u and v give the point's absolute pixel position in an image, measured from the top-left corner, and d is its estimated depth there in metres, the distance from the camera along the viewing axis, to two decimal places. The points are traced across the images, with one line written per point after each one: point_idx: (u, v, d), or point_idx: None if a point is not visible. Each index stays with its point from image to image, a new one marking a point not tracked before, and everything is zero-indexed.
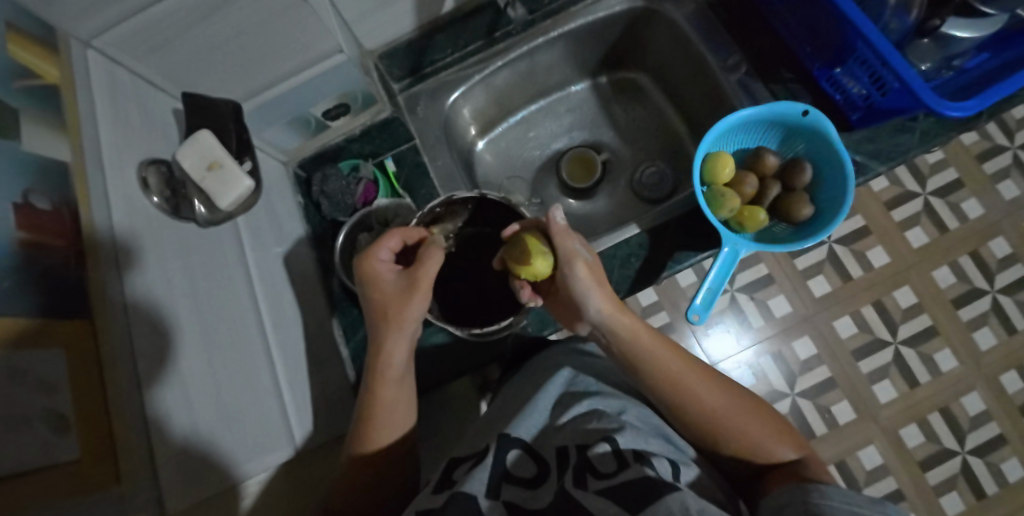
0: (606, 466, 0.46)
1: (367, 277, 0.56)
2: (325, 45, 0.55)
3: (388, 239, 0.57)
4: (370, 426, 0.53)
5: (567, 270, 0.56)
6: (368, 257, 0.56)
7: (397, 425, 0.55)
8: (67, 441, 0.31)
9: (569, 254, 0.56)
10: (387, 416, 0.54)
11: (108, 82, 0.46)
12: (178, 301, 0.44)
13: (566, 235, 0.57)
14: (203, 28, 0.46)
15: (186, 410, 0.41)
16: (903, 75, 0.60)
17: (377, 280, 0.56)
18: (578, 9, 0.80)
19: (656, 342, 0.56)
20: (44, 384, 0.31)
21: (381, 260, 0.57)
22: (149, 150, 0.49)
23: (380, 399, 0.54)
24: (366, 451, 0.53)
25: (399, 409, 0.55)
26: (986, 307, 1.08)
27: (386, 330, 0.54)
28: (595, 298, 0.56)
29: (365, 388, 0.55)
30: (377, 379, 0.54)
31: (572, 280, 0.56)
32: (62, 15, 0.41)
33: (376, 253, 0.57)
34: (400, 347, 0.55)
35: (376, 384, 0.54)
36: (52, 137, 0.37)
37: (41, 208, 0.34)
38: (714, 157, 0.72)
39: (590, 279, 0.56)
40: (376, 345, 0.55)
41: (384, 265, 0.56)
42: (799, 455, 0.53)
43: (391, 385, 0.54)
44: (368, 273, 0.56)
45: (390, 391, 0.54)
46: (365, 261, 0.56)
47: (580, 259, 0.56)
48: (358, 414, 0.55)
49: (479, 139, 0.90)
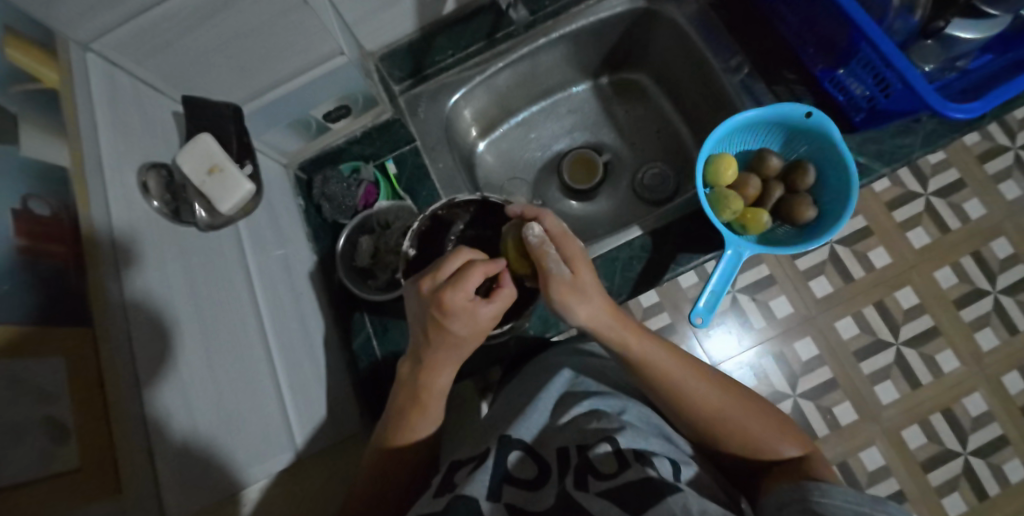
0: (607, 466, 0.45)
1: (445, 312, 0.49)
2: (326, 47, 0.54)
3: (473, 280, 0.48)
4: (409, 429, 0.55)
5: (545, 292, 0.52)
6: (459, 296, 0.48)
7: (429, 432, 0.56)
8: (67, 450, 0.30)
9: (545, 275, 0.51)
10: (425, 424, 0.56)
11: (107, 85, 0.45)
12: (177, 305, 0.44)
13: (541, 248, 0.52)
14: (203, 31, 0.46)
15: (187, 414, 0.41)
16: (907, 75, 0.60)
17: (460, 316, 0.49)
18: (580, 10, 0.79)
19: (652, 345, 0.55)
20: (42, 391, 0.30)
21: (468, 297, 0.49)
22: (148, 153, 0.48)
23: (426, 410, 0.55)
24: (393, 448, 0.55)
25: (433, 418, 0.57)
26: (988, 308, 1.08)
27: (447, 356, 0.53)
28: (577, 314, 0.53)
29: (412, 400, 0.55)
30: (426, 396, 0.55)
31: (552, 297, 0.52)
32: (60, 18, 0.40)
33: (463, 290, 0.48)
34: (450, 370, 0.55)
35: (425, 400, 0.55)
36: (51, 141, 0.37)
37: (40, 213, 0.33)
38: (717, 158, 0.71)
39: (573, 299, 0.52)
40: (432, 366, 0.54)
41: (470, 302, 0.49)
42: (802, 453, 0.53)
43: (435, 401, 0.56)
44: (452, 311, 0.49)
45: (435, 407, 0.56)
46: (451, 297, 0.48)
47: (556, 276, 0.51)
48: (390, 414, 0.57)
49: (479, 140, 0.89)
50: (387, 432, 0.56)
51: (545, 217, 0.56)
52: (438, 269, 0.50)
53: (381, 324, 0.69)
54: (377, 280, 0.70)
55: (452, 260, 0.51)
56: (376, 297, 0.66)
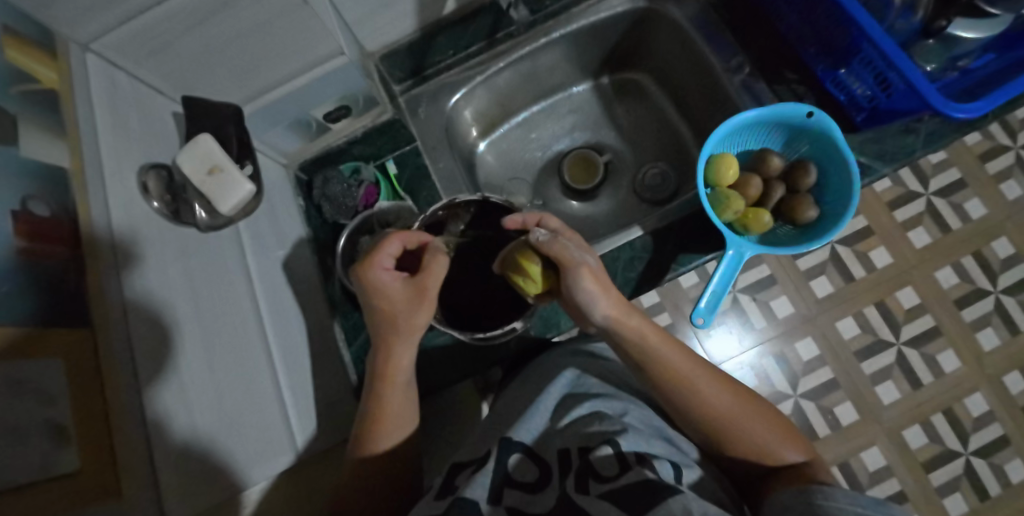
0: (608, 469, 0.45)
1: (368, 286, 0.54)
2: (326, 47, 0.54)
3: (390, 246, 0.54)
4: (376, 430, 0.54)
5: (573, 282, 0.54)
6: (372, 267, 0.54)
7: (400, 430, 0.55)
8: (66, 452, 0.30)
9: (571, 265, 0.54)
10: (394, 422, 0.55)
11: (107, 86, 0.45)
12: (177, 306, 0.44)
13: (558, 243, 0.54)
14: (203, 31, 0.46)
15: (187, 417, 0.41)
16: (909, 75, 0.59)
17: (381, 288, 0.54)
18: (580, 10, 0.79)
19: (661, 342, 0.55)
20: (42, 393, 0.30)
21: (385, 268, 0.54)
22: (148, 155, 0.48)
23: (386, 404, 0.54)
24: (370, 452, 0.54)
25: (402, 413, 0.55)
26: (989, 308, 1.08)
27: (392, 336, 0.55)
28: (600, 303, 0.55)
29: (371, 393, 0.55)
30: (383, 386, 0.55)
31: (575, 289, 0.54)
32: (60, 18, 0.40)
33: (379, 261, 0.54)
34: (406, 351, 0.55)
35: (382, 390, 0.55)
36: (50, 142, 0.36)
37: (39, 214, 0.33)
38: (718, 158, 0.71)
39: (597, 286, 0.54)
40: (382, 349, 0.55)
41: (388, 273, 0.54)
42: (805, 458, 0.53)
43: (394, 391, 0.55)
44: (372, 284, 0.54)
45: (397, 398, 0.55)
46: (370, 269, 0.54)
47: (582, 265, 0.54)
48: (361, 416, 0.56)
49: (480, 140, 0.89)
50: (359, 434, 0.55)
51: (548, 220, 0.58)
52: (368, 252, 0.57)
53: None
54: None
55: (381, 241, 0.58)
56: None
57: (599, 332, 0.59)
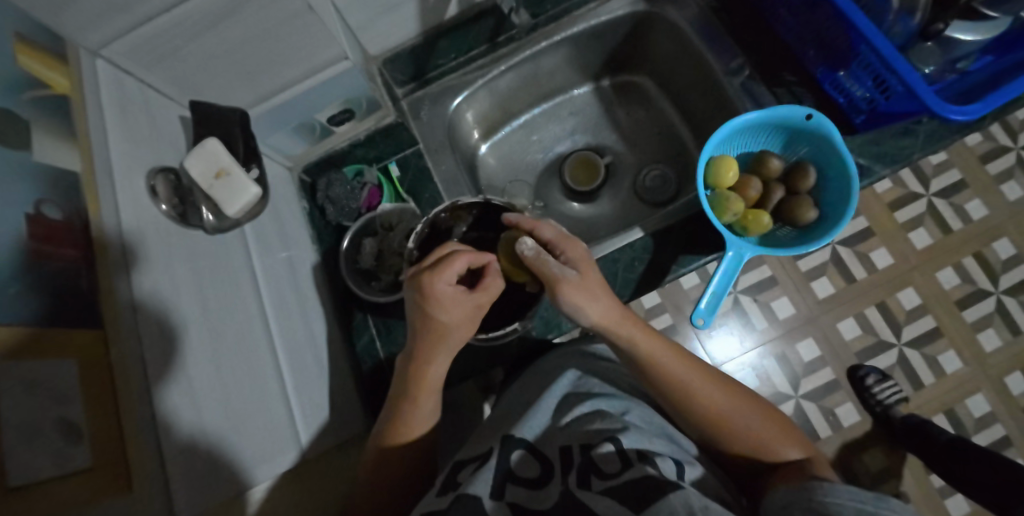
0: (610, 465, 0.46)
1: (426, 296, 0.51)
2: (331, 52, 0.55)
3: (458, 262, 0.50)
4: (407, 430, 0.55)
5: (554, 295, 0.54)
6: (437, 279, 0.50)
7: (425, 429, 0.56)
8: (79, 450, 0.31)
9: (551, 280, 0.53)
10: (420, 422, 0.56)
11: (116, 90, 0.46)
12: (186, 308, 0.45)
13: (537, 259, 0.53)
14: (210, 37, 0.47)
15: (195, 416, 0.42)
16: (907, 78, 0.60)
17: (439, 302, 0.51)
18: (581, 13, 0.80)
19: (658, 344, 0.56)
20: (54, 392, 0.31)
21: (448, 284, 0.51)
22: (157, 158, 0.49)
23: (420, 405, 0.55)
24: (392, 448, 0.55)
25: (429, 414, 0.56)
26: (991, 308, 1.08)
27: (434, 347, 0.53)
28: (585, 314, 0.55)
29: (405, 393, 0.55)
30: (417, 390, 0.55)
31: (562, 301, 0.54)
32: (72, 25, 0.41)
33: (445, 276, 0.50)
34: (443, 362, 0.55)
35: (418, 393, 0.55)
36: (62, 146, 0.37)
37: (51, 217, 0.34)
38: (718, 161, 0.72)
39: (581, 298, 0.54)
40: (421, 358, 0.54)
41: (450, 288, 0.51)
42: (805, 455, 0.53)
43: (428, 394, 0.55)
44: (431, 296, 0.51)
45: (429, 402, 0.56)
46: (432, 281, 0.50)
47: (563, 282, 0.53)
48: (388, 413, 0.57)
49: (482, 143, 0.90)
50: (385, 430, 0.56)
51: (540, 228, 0.57)
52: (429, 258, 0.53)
53: (384, 326, 0.69)
54: (382, 282, 0.70)
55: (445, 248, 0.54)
56: (381, 299, 0.67)
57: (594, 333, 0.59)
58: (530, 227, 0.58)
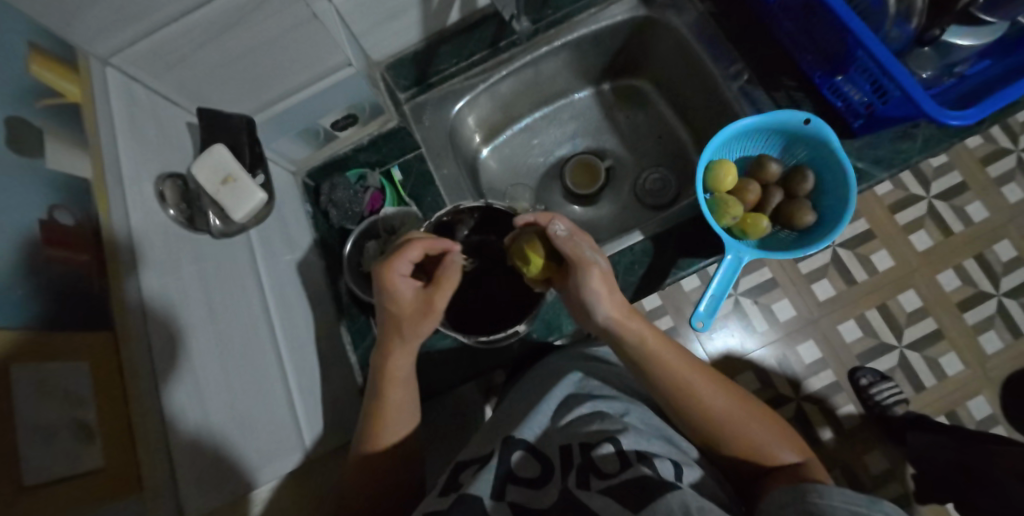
0: (609, 466, 0.47)
1: (382, 286, 0.54)
2: (334, 59, 0.56)
3: (409, 251, 0.53)
4: (380, 427, 0.55)
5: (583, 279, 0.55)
6: (390, 270, 0.53)
7: (403, 426, 0.57)
8: (91, 450, 0.32)
9: (585, 261, 0.55)
10: (395, 417, 0.56)
11: (125, 98, 0.47)
12: (193, 311, 0.45)
13: (573, 241, 0.55)
14: (217, 45, 0.48)
15: (202, 416, 0.42)
16: (903, 84, 0.61)
17: (394, 293, 0.54)
18: (582, 19, 0.81)
19: (660, 346, 0.57)
20: (66, 393, 0.32)
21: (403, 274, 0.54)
22: (165, 164, 0.50)
23: (390, 400, 0.56)
24: (373, 448, 0.55)
25: (404, 411, 0.57)
26: (991, 311, 1.08)
27: (392, 339, 0.56)
28: (605, 304, 0.56)
29: (376, 390, 0.56)
30: (386, 385, 0.56)
31: (587, 289, 0.55)
32: (83, 34, 0.42)
33: (398, 265, 0.53)
34: (407, 357, 0.56)
35: (386, 387, 0.56)
36: (74, 153, 0.38)
37: (64, 223, 0.35)
38: (717, 165, 0.72)
39: (604, 286, 0.55)
40: (385, 350, 0.56)
41: (403, 279, 0.54)
42: (801, 460, 0.54)
43: (398, 388, 0.56)
44: (388, 287, 0.54)
45: (398, 394, 0.56)
46: (386, 272, 0.53)
47: (595, 266, 0.55)
48: (365, 412, 0.57)
49: (483, 146, 0.91)
50: (364, 430, 0.56)
51: (558, 219, 0.59)
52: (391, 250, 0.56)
53: None
54: None
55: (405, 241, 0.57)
56: None
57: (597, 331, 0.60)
58: (547, 220, 0.59)
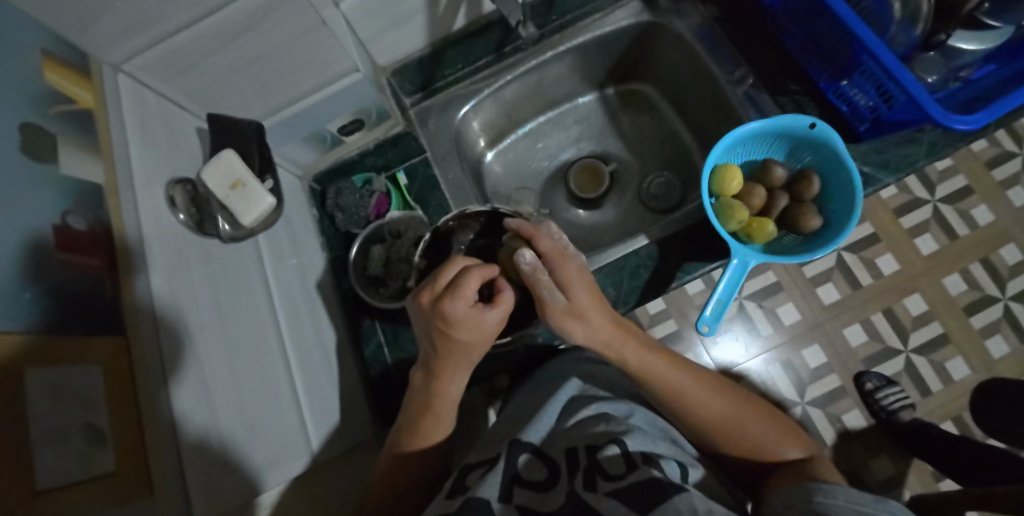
0: (615, 468, 0.47)
1: (446, 321, 0.49)
2: (341, 64, 0.57)
3: (471, 285, 0.49)
4: (421, 439, 0.56)
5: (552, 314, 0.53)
6: (455, 303, 0.49)
7: (440, 436, 0.57)
8: (103, 453, 0.32)
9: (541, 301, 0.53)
10: (439, 432, 0.57)
11: (137, 104, 0.47)
12: (202, 314, 0.46)
13: (533, 278, 0.52)
14: (227, 52, 0.48)
15: (210, 420, 0.43)
16: (910, 88, 0.61)
17: (461, 324, 0.50)
18: (587, 24, 0.81)
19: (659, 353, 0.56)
20: (79, 396, 0.32)
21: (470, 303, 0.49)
22: (175, 169, 0.50)
23: (439, 414, 0.56)
24: (408, 451, 0.56)
25: (445, 423, 0.57)
26: (997, 315, 1.08)
27: (456, 361, 0.53)
28: (578, 334, 0.54)
29: (426, 403, 0.56)
30: (439, 402, 0.56)
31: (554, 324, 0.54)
32: (96, 41, 0.43)
33: (456, 299, 0.49)
34: (463, 375, 0.55)
35: (437, 403, 0.56)
36: (87, 159, 0.39)
37: (77, 228, 0.36)
38: (722, 170, 0.72)
39: (584, 311, 0.53)
40: (443, 375, 0.54)
41: (469, 310, 0.49)
42: (804, 455, 0.54)
43: (447, 405, 0.56)
44: (451, 319, 0.49)
45: (449, 415, 0.57)
46: (451, 306, 0.49)
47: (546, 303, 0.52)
48: (405, 418, 0.58)
49: (488, 150, 0.91)
50: (403, 436, 0.57)
51: (539, 238, 0.55)
52: (436, 282, 0.51)
53: (392, 332, 0.70)
54: (389, 288, 0.71)
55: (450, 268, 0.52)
56: (390, 305, 0.68)
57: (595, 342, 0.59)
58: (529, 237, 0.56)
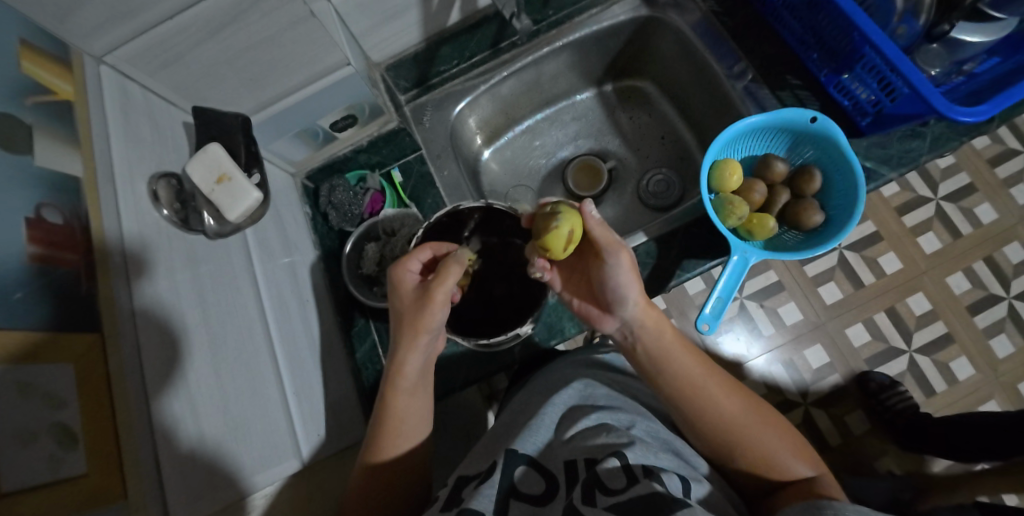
0: (615, 482, 0.45)
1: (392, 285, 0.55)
2: (333, 57, 0.55)
3: (421, 250, 0.55)
4: (386, 439, 0.54)
5: (611, 264, 0.54)
6: (398, 265, 0.54)
7: (411, 436, 0.55)
8: (74, 455, 0.31)
9: (609, 246, 0.54)
10: (404, 433, 0.55)
11: (120, 96, 0.46)
12: (185, 311, 0.45)
13: (605, 226, 0.55)
14: (214, 43, 0.48)
15: (193, 417, 0.42)
16: (913, 80, 0.60)
17: (400, 289, 0.54)
18: (584, 19, 0.80)
19: (673, 349, 0.56)
20: (49, 397, 0.31)
21: (411, 271, 0.54)
22: (160, 162, 0.49)
23: (397, 411, 0.54)
24: (375, 463, 0.54)
25: (413, 420, 0.55)
26: (1002, 313, 1.07)
27: (402, 341, 0.54)
28: (635, 290, 0.55)
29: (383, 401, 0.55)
30: (396, 395, 0.54)
31: (631, 280, 0.55)
32: (77, 32, 0.42)
33: (406, 263, 0.54)
34: (416, 358, 0.54)
35: (390, 395, 0.55)
36: (63, 151, 0.38)
37: (52, 221, 0.35)
38: (722, 164, 0.71)
39: (631, 269, 0.55)
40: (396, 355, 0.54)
41: (409, 276, 0.54)
42: (814, 473, 0.52)
43: (406, 395, 0.55)
44: (396, 282, 0.54)
45: (405, 403, 0.55)
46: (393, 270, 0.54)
47: (622, 249, 0.54)
48: (374, 422, 0.56)
49: (484, 148, 0.90)
50: (371, 442, 0.55)
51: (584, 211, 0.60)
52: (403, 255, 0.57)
53: (386, 332, 0.69)
54: (383, 288, 0.69)
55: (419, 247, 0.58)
56: (381, 304, 0.66)
57: (618, 327, 0.59)
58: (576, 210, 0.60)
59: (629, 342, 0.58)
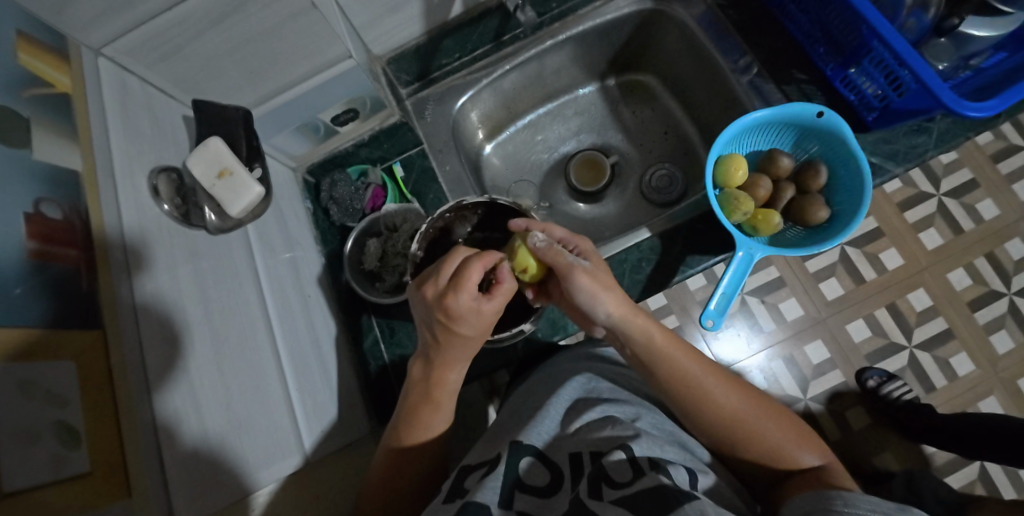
0: (620, 475, 0.44)
1: (448, 314, 0.49)
2: (335, 50, 0.55)
3: (475, 275, 0.49)
4: (422, 429, 0.54)
5: (569, 285, 0.54)
6: (459, 294, 0.48)
7: (442, 430, 0.56)
8: (77, 454, 0.31)
9: (564, 268, 0.54)
10: (438, 426, 0.55)
11: (118, 90, 0.45)
12: (187, 307, 0.44)
13: (554, 249, 0.55)
14: (214, 34, 0.47)
15: (197, 414, 0.42)
16: (920, 73, 0.59)
17: (461, 317, 0.49)
18: (587, 12, 0.79)
19: (671, 345, 0.55)
20: (51, 395, 0.31)
21: (469, 298, 0.49)
22: (160, 156, 0.48)
23: (442, 404, 0.55)
24: (399, 451, 0.53)
25: (447, 417, 0.56)
26: (1003, 309, 1.06)
27: (456, 351, 0.53)
28: (605, 305, 0.54)
29: (422, 397, 0.55)
30: (440, 392, 0.54)
31: (596, 296, 0.54)
32: (75, 23, 0.41)
33: (465, 292, 0.48)
34: (462, 365, 0.55)
35: (438, 394, 0.54)
36: (63, 145, 0.37)
37: (52, 217, 0.34)
38: (727, 159, 0.70)
39: (594, 285, 0.54)
40: (445, 360, 0.54)
41: (472, 302, 0.49)
42: (821, 461, 0.52)
43: (449, 395, 0.55)
44: (455, 311, 0.49)
45: (448, 404, 0.56)
46: (454, 299, 0.48)
47: (577, 268, 0.53)
48: (399, 414, 0.56)
49: (486, 143, 0.89)
50: (396, 433, 0.54)
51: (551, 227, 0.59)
52: (439, 273, 0.51)
53: (388, 327, 0.69)
54: (385, 283, 0.68)
55: (453, 258, 0.51)
56: (386, 300, 0.66)
57: (606, 335, 0.59)
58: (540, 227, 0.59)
59: (620, 346, 0.58)
